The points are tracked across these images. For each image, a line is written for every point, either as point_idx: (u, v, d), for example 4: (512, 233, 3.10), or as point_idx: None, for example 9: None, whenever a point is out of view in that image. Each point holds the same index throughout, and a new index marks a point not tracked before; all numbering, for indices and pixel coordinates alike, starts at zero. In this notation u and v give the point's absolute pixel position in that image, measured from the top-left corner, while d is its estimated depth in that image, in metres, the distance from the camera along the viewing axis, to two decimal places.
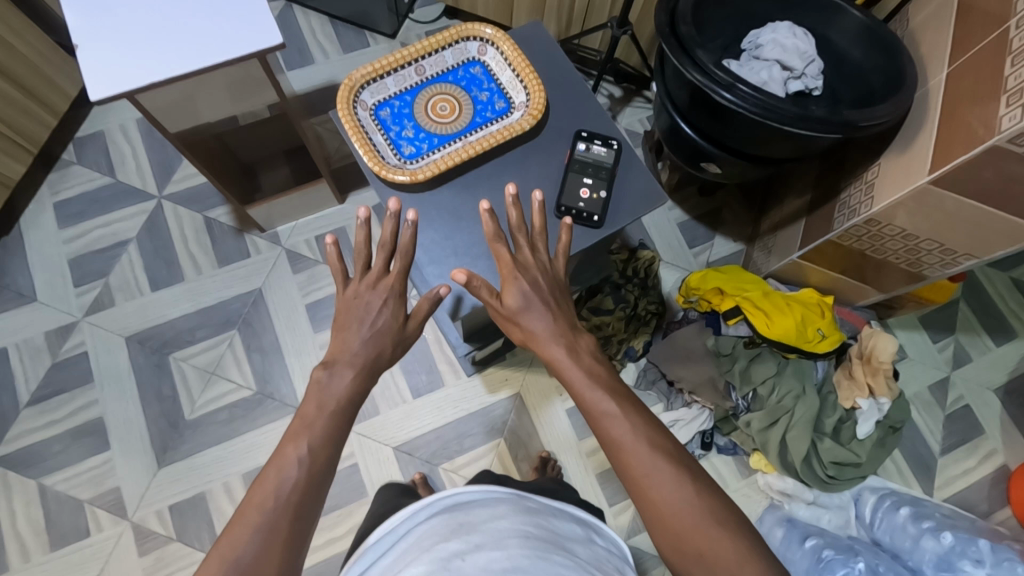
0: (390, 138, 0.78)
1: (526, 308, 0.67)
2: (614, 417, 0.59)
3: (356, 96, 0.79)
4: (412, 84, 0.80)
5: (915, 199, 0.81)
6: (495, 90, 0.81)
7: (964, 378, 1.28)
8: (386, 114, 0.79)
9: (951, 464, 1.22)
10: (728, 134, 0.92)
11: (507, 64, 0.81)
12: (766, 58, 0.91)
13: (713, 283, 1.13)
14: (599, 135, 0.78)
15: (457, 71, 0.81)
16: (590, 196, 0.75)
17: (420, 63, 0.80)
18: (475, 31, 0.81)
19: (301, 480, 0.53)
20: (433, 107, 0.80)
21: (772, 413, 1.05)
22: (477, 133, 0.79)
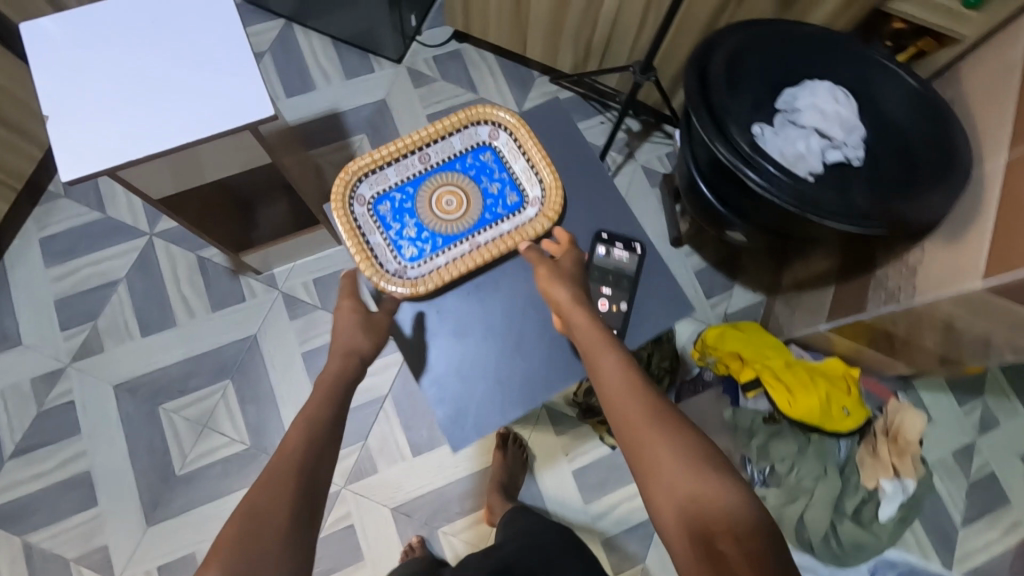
0: (391, 238, 0.79)
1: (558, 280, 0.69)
2: (622, 379, 0.60)
3: (353, 189, 0.79)
4: (415, 174, 0.80)
5: (963, 299, 0.74)
6: (507, 181, 0.81)
7: (991, 444, 1.21)
8: (386, 209, 0.79)
9: (973, 536, 1.16)
10: (753, 211, 0.86)
11: (521, 152, 0.81)
12: (803, 124, 0.83)
13: (732, 347, 1.06)
14: (621, 237, 0.78)
15: (466, 158, 0.82)
16: (610, 307, 0.75)
17: (425, 150, 0.81)
18: (486, 115, 0.82)
19: (303, 442, 0.58)
20: (438, 200, 0.80)
21: (789, 492, 1.00)
22: (486, 232, 0.79)
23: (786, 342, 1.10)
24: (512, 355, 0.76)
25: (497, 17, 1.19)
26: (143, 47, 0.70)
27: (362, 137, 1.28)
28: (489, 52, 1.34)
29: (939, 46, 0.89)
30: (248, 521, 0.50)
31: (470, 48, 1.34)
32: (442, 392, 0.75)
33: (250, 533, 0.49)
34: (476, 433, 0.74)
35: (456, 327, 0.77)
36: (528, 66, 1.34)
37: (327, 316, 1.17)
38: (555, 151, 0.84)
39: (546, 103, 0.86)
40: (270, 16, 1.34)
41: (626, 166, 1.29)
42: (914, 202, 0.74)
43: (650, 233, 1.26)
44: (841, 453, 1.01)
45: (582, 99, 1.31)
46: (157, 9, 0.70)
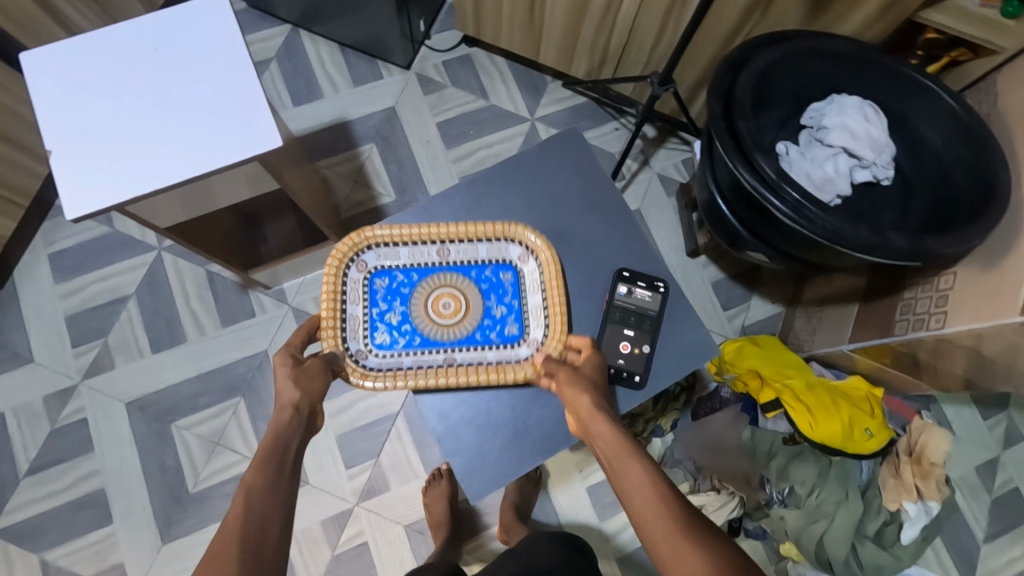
0: (370, 316, 0.77)
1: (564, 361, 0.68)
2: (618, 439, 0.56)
3: (359, 253, 0.79)
4: (427, 263, 0.79)
5: (1002, 330, 0.72)
6: (513, 308, 0.79)
7: (1015, 461, 1.19)
8: (381, 286, 0.78)
9: (995, 554, 1.14)
10: (775, 236, 0.83)
11: (541, 286, 0.78)
12: (830, 143, 0.81)
13: (750, 364, 1.04)
14: (644, 275, 0.79)
15: (484, 269, 0.79)
16: (632, 350, 0.76)
17: (445, 245, 0.79)
18: (522, 237, 0.79)
19: (250, 518, 0.46)
20: (436, 299, 0.78)
21: (810, 515, 0.98)
22: (465, 351, 0.77)
23: (806, 360, 1.08)
24: (531, 398, 0.76)
25: (509, 22, 1.15)
26: (145, 75, 0.68)
27: (371, 146, 1.25)
28: (501, 57, 1.31)
29: (976, 56, 0.84)
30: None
31: (481, 53, 1.31)
32: (458, 445, 0.75)
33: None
34: (494, 478, 0.74)
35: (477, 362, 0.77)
36: (541, 71, 1.30)
37: None
38: (573, 190, 0.83)
39: (567, 132, 0.84)
40: (275, 21, 1.31)
41: (641, 174, 1.26)
42: (949, 239, 0.69)
43: (665, 244, 1.24)
44: (863, 476, 0.99)
45: (596, 105, 1.28)
46: (157, 36, 0.68)
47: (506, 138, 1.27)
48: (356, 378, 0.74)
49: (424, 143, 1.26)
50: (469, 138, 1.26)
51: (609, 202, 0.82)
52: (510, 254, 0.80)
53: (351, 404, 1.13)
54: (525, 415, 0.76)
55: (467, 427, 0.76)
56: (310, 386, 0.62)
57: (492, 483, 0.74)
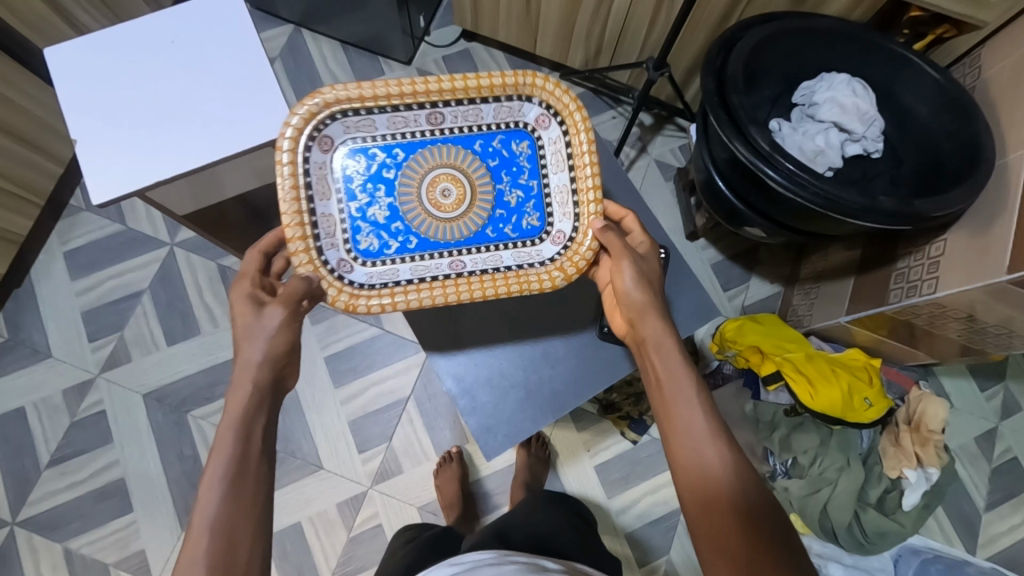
0: (351, 211, 0.65)
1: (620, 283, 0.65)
2: (676, 365, 0.59)
3: (324, 124, 0.63)
4: (413, 135, 0.66)
5: (988, 290, 0.75)
6: (535, 194, 0.68)
7: (1014, 429, 1.21)
8: (359, 171, 0.65)
9: (996, 520, 1.17)
10: (771, 209, 0.87)
11: (567, 165, 0.67)
12: (821, 118, 0.84)
13: (751, 340, 1.06)
14: (647, 243, 0.82)
15: (493, 140, 0.67)
16: None
17: (439, 108, 0.65)
18: (537, 94, 0.65)
19: (212, 531, 0.49)
20: (432, 184, 0.66)
21: (813, 483, 1.01)
22: (477, 250, 0.66)
23: (806, 335, 1.09)
24: (541, 362, 0.80)
25: (505, 14, 1.18)
26: (164, 67, 0.71)
27: None
28: (499, 50, 1.34)
29: (959, 32, 0.87)
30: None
31: (479, 47, 1.34)
32: (473, 406, 0.78)
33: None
34: (508, 443, 0.77)
35: (488, 330, 0.80)
36: (538, 63, 1.33)
37: (348, 320, 1.19)
38: None
39: None
40: (278, 21, 1.35)
41: (639, 160, 1.29)
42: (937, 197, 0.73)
43: (665, 228, 1.27)
44: (864, 444, 1.02)
45: (594, 95, 1.31)
46: (175, 29, 0.72)
47: None
48: (345, 302, 0.62)
49: None
50: None
51: (609, 177, 0.85)
52: (525, 117, 0.67)
53: (363, 390, 1.16)
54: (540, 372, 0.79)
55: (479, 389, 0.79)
56: (283, 338, 0.60)
57: (505, 446, 0.77)
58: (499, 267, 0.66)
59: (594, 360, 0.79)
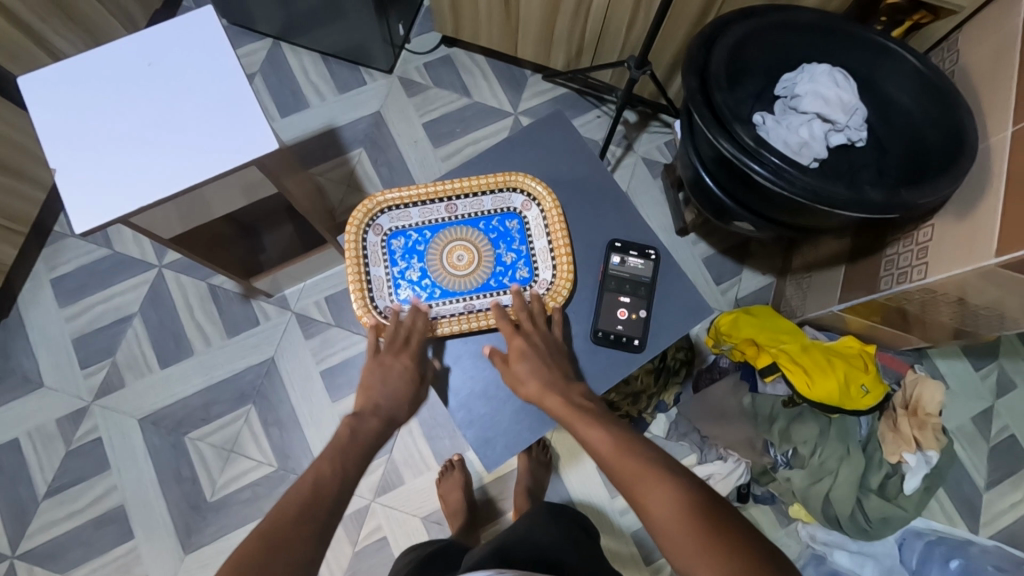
0: (392, 274, 0.81)
1: (525, 357, 0.72)
2: (574, 414, 0.66)
3: (374, 219, 0.82)
4: (436, 220, 0.83)
5: (978, 275, 0.75)
6: (523, 254, 0.82)
7: (1010, 408, 1.22)
8: (398, 246, 0.82)
9: (997, 499, 1.18)
10: (761, 205, 0.87)
11: (546, 232, 0.82)
12: (804, 110, 0.84)
13: (747, 333, 1.05)
14: (636, 244, 0.82)
15: (491, 220, 0.82)
16: (630, 316, 0.79)
17: (453, 201, 0.82)
18: (522, 185, 0.82)
19: (317, 486, 0.56)
20: (450, 253, 0.82)
21: (814, 473, 1.01)
22: (484, 298, 0.80)
23: (800, 325, 1.09)
24: None
25: (486, 19, 1.18)
26: (142, 89, 0.70)
27: (360, 151, 1.27)
28: (481, 55, 1.34)
29: (936, 18, 0.88)
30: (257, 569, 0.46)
31: (461, 52, 1.34)
32: (471, 416, 0.78)
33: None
34: (507, 452, 0.77)
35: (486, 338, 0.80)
36: (520, 65, 1.33)
37: (342, 333, 1.18)
38: (562, 174, 0.85)
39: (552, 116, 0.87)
40: (258, 35, 1.34)
41: (626, 158, 1.29)
42: (923, 188, 0.73)
43: (655, 225, 1.27)
44: (863, 431, 1.02)
45: (578, 95, 1.31)
46: (150, 50, 0.71)
47: (492, 133, 1.29)
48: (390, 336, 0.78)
49: (413, 143, 1.28)
50: (456, 135, 1.29)
51: (595, 180, 0.85)
52: (513, 202, 0.83)
53: None
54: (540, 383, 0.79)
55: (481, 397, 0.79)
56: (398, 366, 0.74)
57: (506, 454, 0.77)
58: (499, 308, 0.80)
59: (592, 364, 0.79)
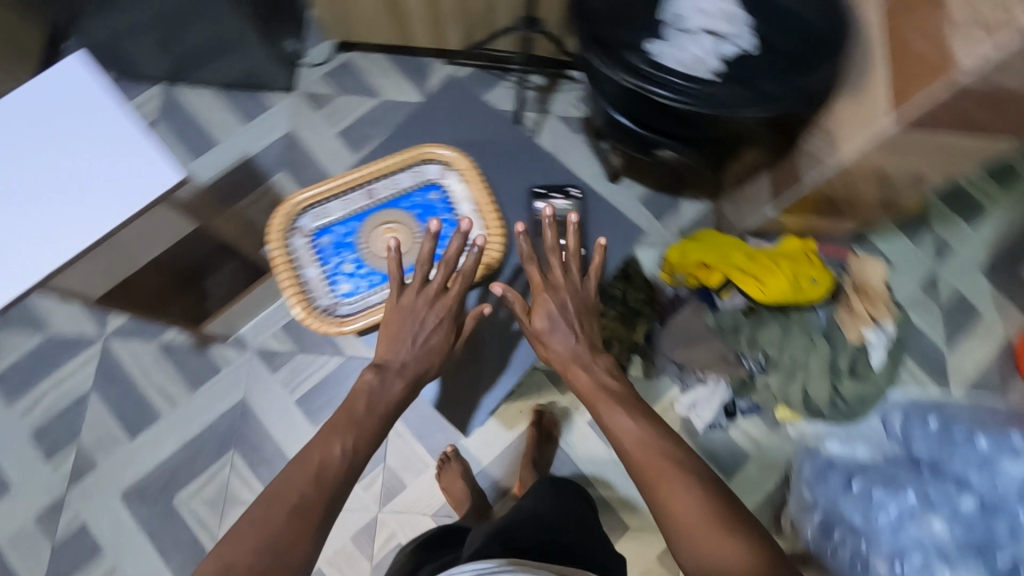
0: (327, 271, 0.82)
1: (552, 329, 0.76)
2: (596, 393, 0.68)
3: (296, 223, 0.84)
4: (360, 208, 0.85)
5: (883, 144, 0.79)
6: (451, 220, 0.84)
7: (950, 268, 1.30)
8: (327, 242, 0.83)
9: (959, 353, 1.25)
10: (674, 131, 0.91)
11: (467, 195, 0.85)
12: (691, 28, 0.86)
13: (695, 257, 1.09)
14: (557, 190, 0.92)
15: (413, 196, 0.85)
16: (568, 255, 0.88)
17: (371, 187, 0.85)
18: (434, 156, 0.85)
19: (318, 473, 0.55)
20: (380, 236, 0.84)
21: (787, 371, 1.06)
22: (424, 271, 0.83)
23: (743, 237, 1.12)
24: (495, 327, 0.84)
25: (374, 11, 1.17)
26: (37, 151, 0.70)
27: (281, 175, 1.25)
28: (378, 53, 1.32)
29: None
30: None
31: (359, 55, 1.32)
32: None
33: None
34: None
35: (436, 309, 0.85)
36: (420, 54, 1.32)
37: (308, 357, 1.16)
38: None
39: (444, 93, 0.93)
40: (148, 84, 1.30)
41: (545, 121, 1.31)
42: (813, 74, 0.81)
43: (587, 178, 1.29)
44: (822, 321, 1.06)
45: (483, 71, 1.31)
46: (37, 113, 0.72)
47: None
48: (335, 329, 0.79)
49: (333, 155, 1.27)
50: (374, 137, 1.28)
51: (505, 144, 0.92)
52: (430, 173, 0.86)
53: None
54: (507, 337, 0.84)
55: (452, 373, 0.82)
56: (433, 348, 0.73)
57: None
58: None
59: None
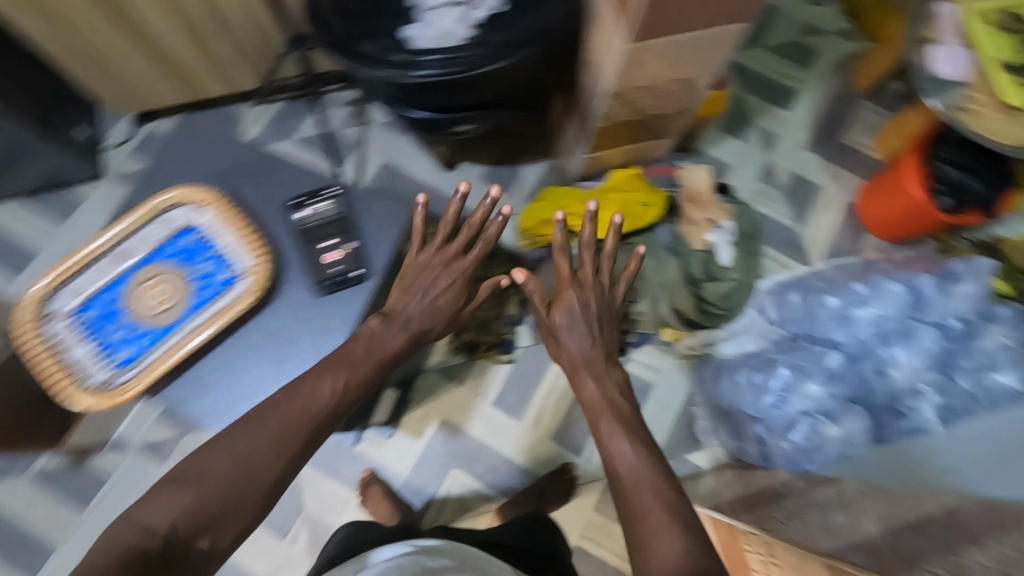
0: (97, 346, 0.83)
1: (568, 327, 0.88)
2: (597, 406, 0.79)
3: (51, 308, 0.83)
4: (115, 276, 0.85)
5: (633, 61, 0.80)
6: (211, 260, 0.85)
7: (781, 153, 1.38)
8: (89, 316, 0.83)
9: (810, 227, 1.33)
10: (462, 103, 0.94)
11: (219, 230, 0.86)
12: (437, 6, 0.88)
13: (536, 217, 1.13)
14: (316, 194, 0.90)
15: (167, 247, 0.86)
16: (342, 253, 0.88)
17: (121, 250, 0.85)
18: (175, 202, 0.86)
19: (305, 414, 0.69)
20: (142, 296, 0.85)
21: (649, 294, 1.10)
22: (194, 315, 0.83)
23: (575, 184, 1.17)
24: (286, 343, 0.86)
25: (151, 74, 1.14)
26: None
27: None
28: (180, 114, 1.29)
29: None
30: (203, 498, 0.61)
31: (161, 122, 1.28)
32: None
33: (210, 508, 0.61)
34: None
35: (227, 343, 0.85)
36: (224, 103, 1.29)
37: (194, 436, 1.12)
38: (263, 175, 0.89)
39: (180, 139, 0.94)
40: None
41: (368, 132, 1.30)
42: (539, 12, 0.86)
43: (426, 174, 1.30)
44: (665, 237, 1.12)
45: (293, 101, 1.30)
46: None
47: None
48: (114, 397, 0.80)
49: None
50: None
51: (254, 163, 0.91)
52: (178, 220, 0.86)
53: None
54: (293, 342, 0.86)
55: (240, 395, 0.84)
56: (437, 310, 0.86)
57: None
58: (212, 315, 0.83)
59: (328, 311, 0.87)
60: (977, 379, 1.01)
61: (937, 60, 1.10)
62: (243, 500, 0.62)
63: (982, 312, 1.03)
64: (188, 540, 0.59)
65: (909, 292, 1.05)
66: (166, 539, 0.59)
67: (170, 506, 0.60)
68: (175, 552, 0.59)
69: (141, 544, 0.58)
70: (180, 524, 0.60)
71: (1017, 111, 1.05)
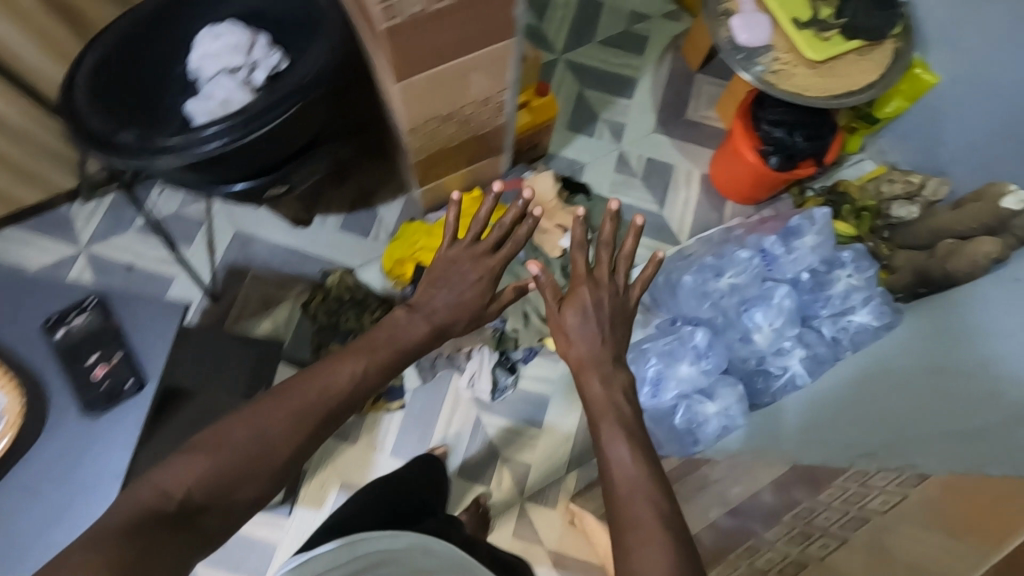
0: None
1: (581, 325, 0.76)
2: (603, 409, 0.69)
3: None
4: None
5: (411, 95, 0.80)
6: None
7: (632, 141, 1.40)
8: None
9: (674, 208, 1.36)
10: (269, 162, 0.91)
11: None
12: (211, 75, 0.85)
13: (392, 258, 1.13)
14: (71, 309, 0.90)
15: None
16: (107, 365, 0.88)
17: None
18: None
19: (325, 396, 0.67)
20: None
21: (518, 311, 1.12)
22: None
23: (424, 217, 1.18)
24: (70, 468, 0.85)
25: None
26: None
27: None
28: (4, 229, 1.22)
29: None
30: (219, 470, 0.59)
31: None
32: None
33: (221, 480, 0.59)
34: None
35: None
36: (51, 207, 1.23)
37: None
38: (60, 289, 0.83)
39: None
40: None
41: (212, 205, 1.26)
42: (305, 59, 0.80)
43: (281, 235, 1.26)
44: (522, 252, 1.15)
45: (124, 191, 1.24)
46: None
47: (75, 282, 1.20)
48: None
49: None
50: None
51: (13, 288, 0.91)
52: None
53: None
54: (79, 467, 0.85)
55: (50, 521, 0.83)
56: (462, 304, 0.81)
57: None
58: None
59: (106, 429, 0.87)
60: (836, 325, 1.05)
61: (737, 30, 1.15)
62: (256, 473, 0.61)
63: (828, 260, 1.07)
64: (193, 514, 0.57)
65: (760, 254, 1.09)
66: (180, 506, 0.57)
67: (184, 474, 0.58)
68: (184, 523, 0.56)
69: (157, 506, 0.56)
70: (197, 493, 0.58)
71: (815, 65, 1.13)
